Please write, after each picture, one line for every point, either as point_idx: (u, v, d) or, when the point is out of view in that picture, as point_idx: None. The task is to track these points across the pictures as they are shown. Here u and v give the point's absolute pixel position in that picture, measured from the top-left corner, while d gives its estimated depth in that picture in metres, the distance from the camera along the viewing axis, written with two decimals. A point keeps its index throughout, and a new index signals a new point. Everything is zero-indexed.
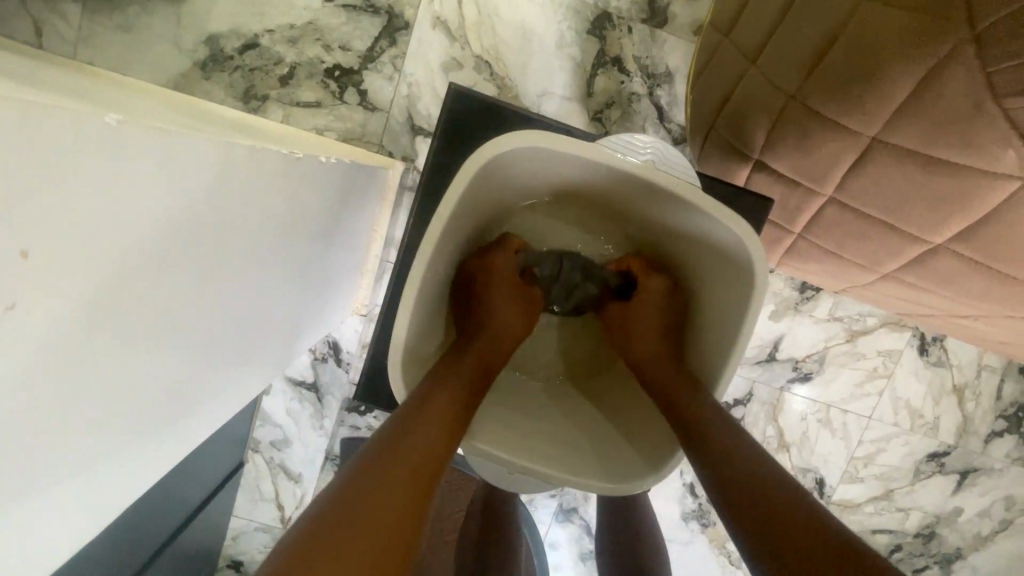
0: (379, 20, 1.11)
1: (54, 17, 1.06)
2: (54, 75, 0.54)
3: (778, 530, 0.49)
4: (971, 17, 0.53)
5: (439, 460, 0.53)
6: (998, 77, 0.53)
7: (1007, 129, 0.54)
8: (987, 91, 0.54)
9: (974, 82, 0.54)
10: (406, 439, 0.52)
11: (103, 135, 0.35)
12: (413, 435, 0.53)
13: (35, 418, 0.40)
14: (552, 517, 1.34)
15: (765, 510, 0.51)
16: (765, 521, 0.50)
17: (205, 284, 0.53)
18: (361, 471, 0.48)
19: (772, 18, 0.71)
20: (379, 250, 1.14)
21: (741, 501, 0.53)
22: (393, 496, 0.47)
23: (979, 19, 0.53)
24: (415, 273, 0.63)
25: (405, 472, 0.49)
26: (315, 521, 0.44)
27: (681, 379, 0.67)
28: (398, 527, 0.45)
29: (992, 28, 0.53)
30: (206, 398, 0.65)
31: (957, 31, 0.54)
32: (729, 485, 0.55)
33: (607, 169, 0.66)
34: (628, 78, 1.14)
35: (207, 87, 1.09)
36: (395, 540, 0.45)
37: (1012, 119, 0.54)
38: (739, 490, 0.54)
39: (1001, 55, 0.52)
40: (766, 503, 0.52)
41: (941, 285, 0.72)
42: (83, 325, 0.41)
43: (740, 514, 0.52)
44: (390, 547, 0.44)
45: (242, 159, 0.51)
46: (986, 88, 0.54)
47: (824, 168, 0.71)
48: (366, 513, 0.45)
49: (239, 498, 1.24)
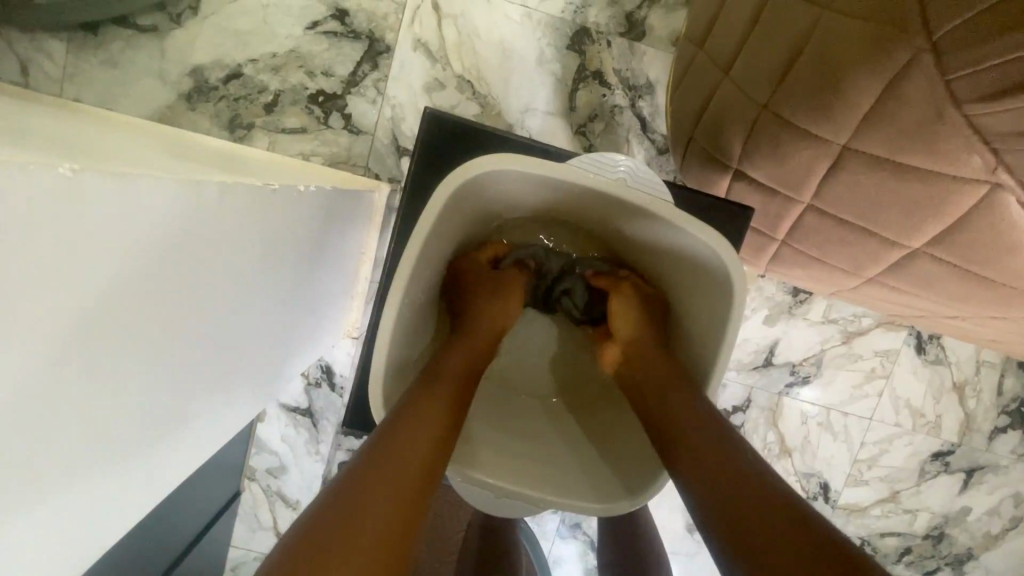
0: (360, 45, 1.12)
1: (39, 56, 1.08)
2: (32, 122, 0.55)
3: (786, 551, 0.46)
4: (928, 26, 0.55)
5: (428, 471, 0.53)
6: (958, 84, 0.55)
7: (970, 135, 0.56)
8: (948, 99, 0.56)
9: (935, 89, 0.56)
10: (399, 440, 0.53)
11: (59, 187, 0.35)
12: (409, 435, 0.54)
13: (15, 467, 0.40)
14: (555, 534, 1.32)
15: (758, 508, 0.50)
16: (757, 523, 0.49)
17: (180, 320, 0.52)
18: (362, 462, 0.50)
19: (741, 31, 0.72)
20: (368, 272, 1.14)
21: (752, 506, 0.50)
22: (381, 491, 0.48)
23: (937, 27, 0.55)
24: (394, 296, 0.63)
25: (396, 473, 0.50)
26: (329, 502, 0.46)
27: (672, 377, 0.65)
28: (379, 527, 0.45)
29: (949, 36, 0.54)
30: (191, 431, 0.64)
31: (913, 40, 0.56)
32: (735, 494, 0.52)
33: (579, 189, 0.66)
34: (609, 91, 1.15)
35: (193, 118, 1.10)
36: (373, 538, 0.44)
37: (975, 125, 0.56)
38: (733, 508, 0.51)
39: (957, 64, 0.54)
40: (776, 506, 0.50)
41: (925, 288, 0.73)
42: (57, 374, 0.40)
43: (756, 516, 0.50)
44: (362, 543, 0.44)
45: (213, 195, 0.50)
46: (947, 95, 0.56)
47: (800, 176, 0.71)
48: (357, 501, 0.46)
49: (237, 528, 1.23)
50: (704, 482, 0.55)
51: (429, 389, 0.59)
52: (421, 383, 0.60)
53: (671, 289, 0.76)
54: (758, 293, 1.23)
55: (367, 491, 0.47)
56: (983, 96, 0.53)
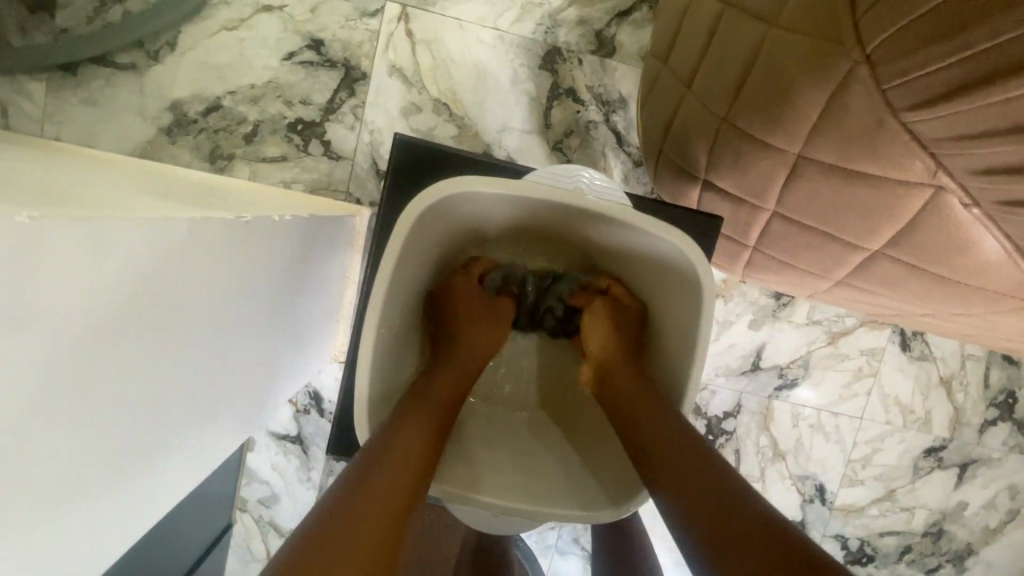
0: (337, 73, 1.14)
1: (19, 98, 1.09)
2: (9, 170, 0.56)
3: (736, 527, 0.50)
4: (861, 39, 0.58)
5: (416, 477, 0.55)
6: (893, 94, 0.58)
7: (909, 141, 0.59)
8: (886, 108, 0.59)
9: (873, 98, 0.59)
10: (382, 448, 0.56)
11: (21, 237, 0.35)
12: (395, 450, 0.56)
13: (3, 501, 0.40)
14: (554, 550, 1.31)
15: (712, 494, 0.54)
16: (711, 506, 0.53)
17: (160, 354, 0.52)
18: (348, 477, 0.52)
19: (698, 48, 0.74)
20: (353, 296, 1.15)
21: (707, 493, 0.54)
22: (373, 497, 0.50)
23: (868, 42, 0.58)
24: (372, 320, 0.63)
25: (387, 484, 0.52)
26: (327, 514, 0.48)
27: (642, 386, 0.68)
28: (371, 527, 0.48)
29: (881, 48, 0.57)
30: (182, 456, 0.64)
31: (850, 53, 0.59)
32: (690, 485, 0.55)
33: (542, 203, 0.68)
34: (583, 107, 1.17)
35: (174, 152, 1.12)
36: (365, 537, 0.47)
37: (913, 131, 0.59)
38: (720, 519, 0.51)
39: (890, 75, 0.57)
40: (729, 493, 0.53)
41: (894, 287, 0.74)
42: (35, 414, 0.41)
43: (711, 502, 0.53)
44: (354, 539, 0.46)
45: (184, 231, 0.50)
46: (884, 104, 0.59)
47: (761, 184, 0.72)
48: (352, 514, 0.48)
49: (229, 561, 1.21)
50: (667, 487, 0.57)
51: (408, 408, 0.62)
52: (404, 411, 0.61)
53: (645, 292, 0.78)
54: (741, 298, 1.24)
55: (356, 495, 0.50)
56: (919, 104, 0.56)
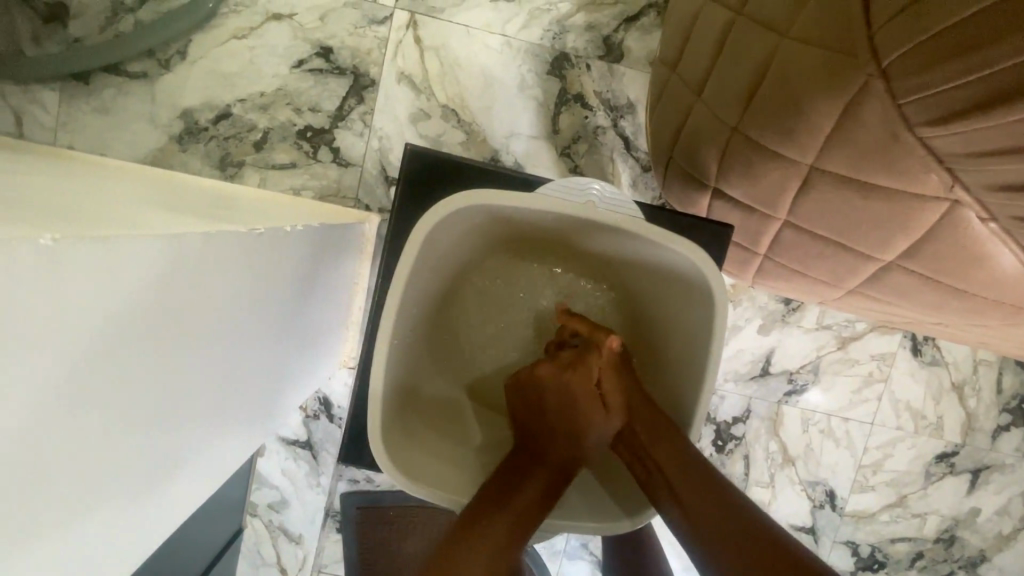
0: (345, 80, 1.14)
1: (33, 107, 1.10)
2: (27, 183, 0.57)
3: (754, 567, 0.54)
4: (876, 54, 0.58)
5: None
6: (908, 109, 0.58)
7: (924, 155, 0.59)
8: (901, 122, 0.59)
9: (888, 112, 0.59)
10: None
11: (40, 257, 0.36)
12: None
13: (17, 518, 0.41)
14: (563, 555, 1.31)
15: (732, 538, 0.57)
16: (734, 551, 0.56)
17: (171, 367, 0.53)
18: None
19: (708, 57, 0.74)
20: (362, 303, 1.16)
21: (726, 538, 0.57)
22: None
23: (883, 57, 0.58)
24: (384, 331, 0.64)
25: None
26: None
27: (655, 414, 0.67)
28: None
29: (896, 63, 0.57)
30: (193, 467, 0.64)
31: (865, 67, 0.58)
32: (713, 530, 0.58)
33: (553, 215, 0.68)
34: (591, 113, 1.17)
35: (185, 159, 1.13)
36: None
37: (928, 146, 0.59)
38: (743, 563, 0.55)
39: (905, 89, 0.57)
40: (750, 537, 0.56)
41: (906, 297, 0.74)
42: (51, 427, 0.41)
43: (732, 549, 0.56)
44: None
45: (196, 246, 0.51)
46: (899, 118, 0.59)
47: (773, 195, 0.72)
48: None
49: (240, 566, 1.22)
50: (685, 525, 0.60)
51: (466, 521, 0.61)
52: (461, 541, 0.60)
53: (654, 304, 0.78)
54: (750, 303, 1.24)
55: None
56: (935, 120, 0.56)
